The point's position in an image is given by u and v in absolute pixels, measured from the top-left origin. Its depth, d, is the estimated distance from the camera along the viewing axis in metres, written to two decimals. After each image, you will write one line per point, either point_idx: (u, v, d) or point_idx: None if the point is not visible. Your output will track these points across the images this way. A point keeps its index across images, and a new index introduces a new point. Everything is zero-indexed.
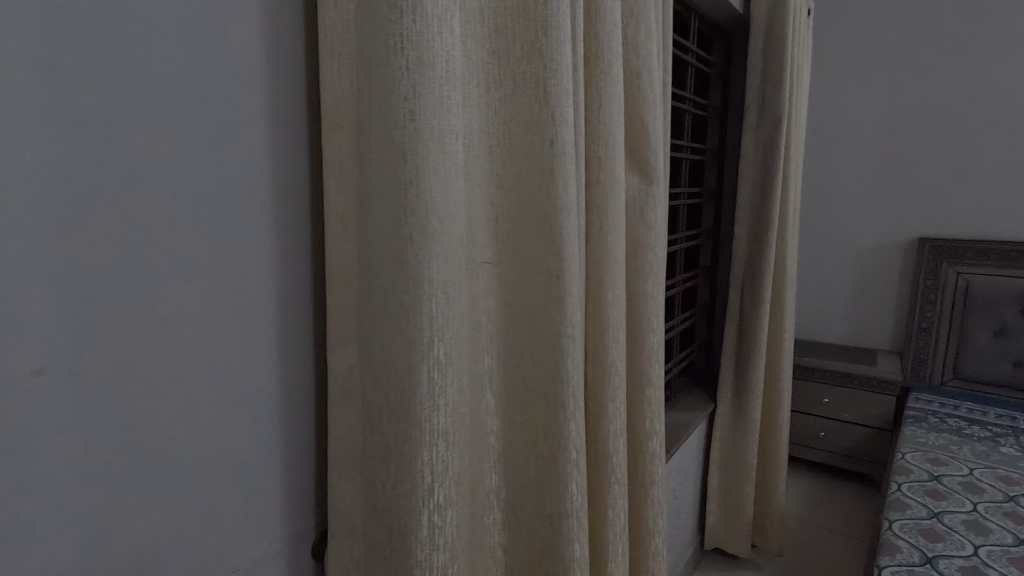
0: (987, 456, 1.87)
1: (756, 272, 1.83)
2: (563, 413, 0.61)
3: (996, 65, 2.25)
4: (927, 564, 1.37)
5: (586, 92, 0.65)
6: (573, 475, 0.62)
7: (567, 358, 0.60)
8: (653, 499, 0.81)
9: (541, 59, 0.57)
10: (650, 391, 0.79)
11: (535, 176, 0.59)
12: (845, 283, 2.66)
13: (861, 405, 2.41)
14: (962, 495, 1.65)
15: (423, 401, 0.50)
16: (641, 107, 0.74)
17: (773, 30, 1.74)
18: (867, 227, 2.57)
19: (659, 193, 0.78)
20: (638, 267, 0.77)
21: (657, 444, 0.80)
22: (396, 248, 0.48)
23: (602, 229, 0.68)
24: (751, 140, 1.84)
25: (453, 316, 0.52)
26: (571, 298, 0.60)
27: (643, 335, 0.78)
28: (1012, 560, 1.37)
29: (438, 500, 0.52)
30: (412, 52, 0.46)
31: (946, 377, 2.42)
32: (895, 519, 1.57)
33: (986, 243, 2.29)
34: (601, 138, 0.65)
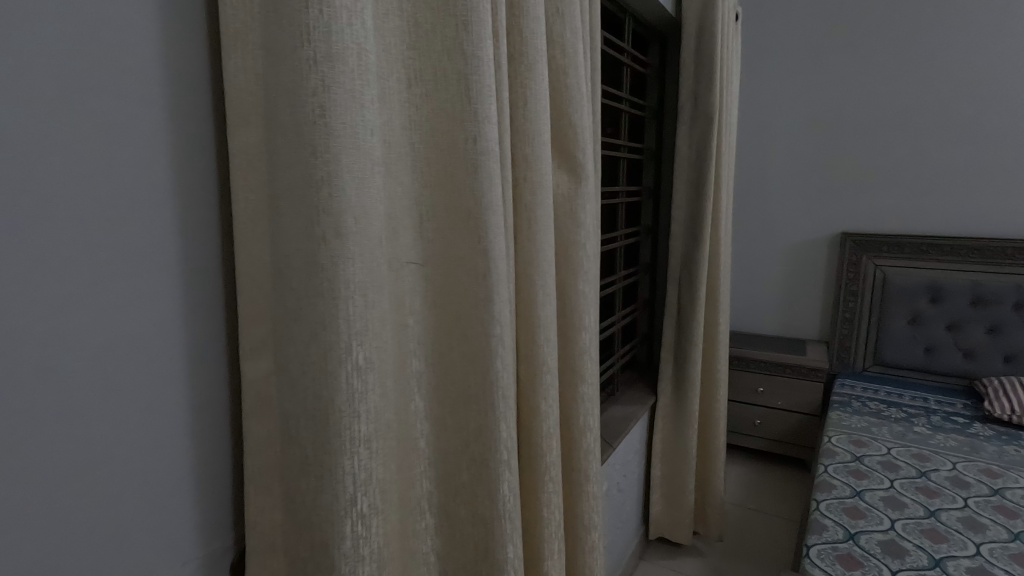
0: (902, 436, 2.01)
1: (692, 267, 1.89)
2: (494, 414, 0.61)
3: (906, 70, 2.42)
4: (850, 540, 1.46)
5: (511, 91, 0.65)
6: (505, 475, 0.62)
7: (496, 357, 0.60)
8: (589, 495, 0.81)
9: (462, 54, 0.56)
10: (583, 388, 0.79)
11: (459, 174, 0.58)
12: (776, 277, 2.78)
13: (792, 393, 2.54)
14: (881, 473, 1.77)
15: (342, 407, 0.48)
16: (568, 105, 0.74)
17: (703, 33, 1.80)
18: (795, 224, 2.71)
19: (589, 192, 0.79)
20: (569, 265, 0.77)
21: (591, 441, 0.80)
22: (310, 249, 0.46)
23: (531, 227, 0.67)
24: (686, 139, 1.90)
25: (373, 319, 0.50)
26: (499, 297, 0.59)
27: (576, 333, 0.79)
28: (925, 531, 1.48)
29: (362, 510, 0.50)
30: (320, 44, 0.44)
31: (867, 364, 2.58)
32: (822, 499, 1.66)
33: (901, 237, 2.46)
34: (527, 135, 0.65)
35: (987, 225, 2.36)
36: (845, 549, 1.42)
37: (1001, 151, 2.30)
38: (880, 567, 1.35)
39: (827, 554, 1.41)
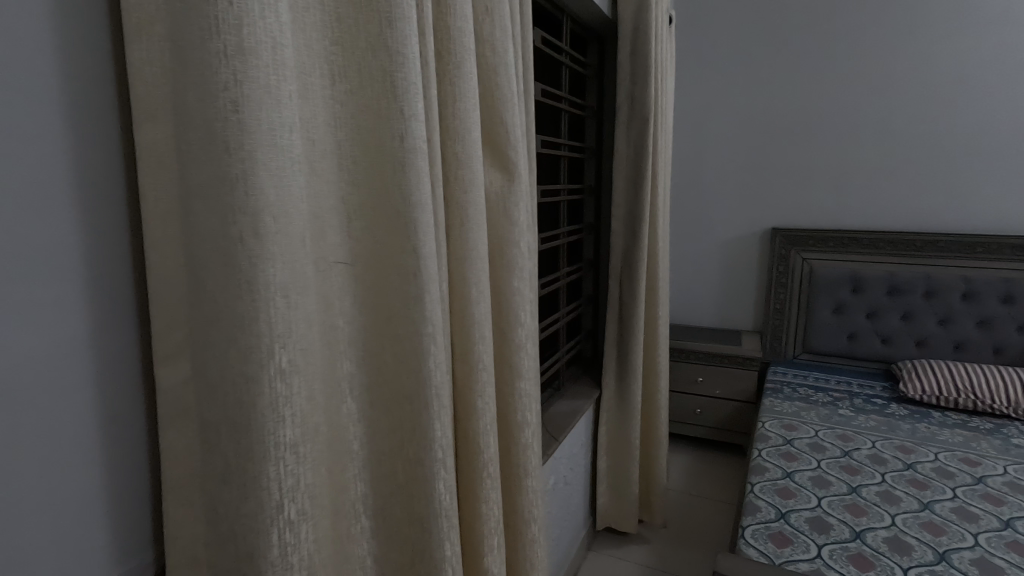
0: (828, 418, 2.14)
1: (632, 263, 1.94)
2: (428, 412, 0.61)
3: (826, 75, 2.56)
4: (782, 519, 1.54)
5: (440, 89, 0.65)
6: (440, 474, 0.62)
7: (429, 356, 0.60)
8: (529, 490, 0.82)
9: (387, 51, 0.55)
10: (521, 385, 0.80)
11: (388, 172, 0.57)
12: (713, 271, 2.90)
13: (729, 382, 2.66)
14: (809, 455, 1.88)
15: (265, 411, 0.47)
16: (499, 104, 0.74)
17: (638, 35, 1.85)
18: (729, 220, 2.83)
19: (522, 189, 0.79)
20: (503, 262, 0.78)
21: (530, 436, 0.81)
22: (226, 249, 0.45)
23: (463, 224, 0.67)
24: (623, 138, 1.94)
25: (297, 320, 0.49)
26: (430, 297, 0.59)
27: (512, 329, 0.79)
28: (848, 507, 1.58)
29: (290, 516, 0.49)
30: (230, 37, 0.42)
31: (797, 352, 2.73)
32: (756, 481, 1.74)
33: (824, 232, 2.61)
34: (457, 134, 0.66)
35: (900, 219, 2.54)
36: (777, 528, 1.50)
37: (910, 153, 2.48)
38: (808, 542, 1.44)
39: (761, 533, 1.49)
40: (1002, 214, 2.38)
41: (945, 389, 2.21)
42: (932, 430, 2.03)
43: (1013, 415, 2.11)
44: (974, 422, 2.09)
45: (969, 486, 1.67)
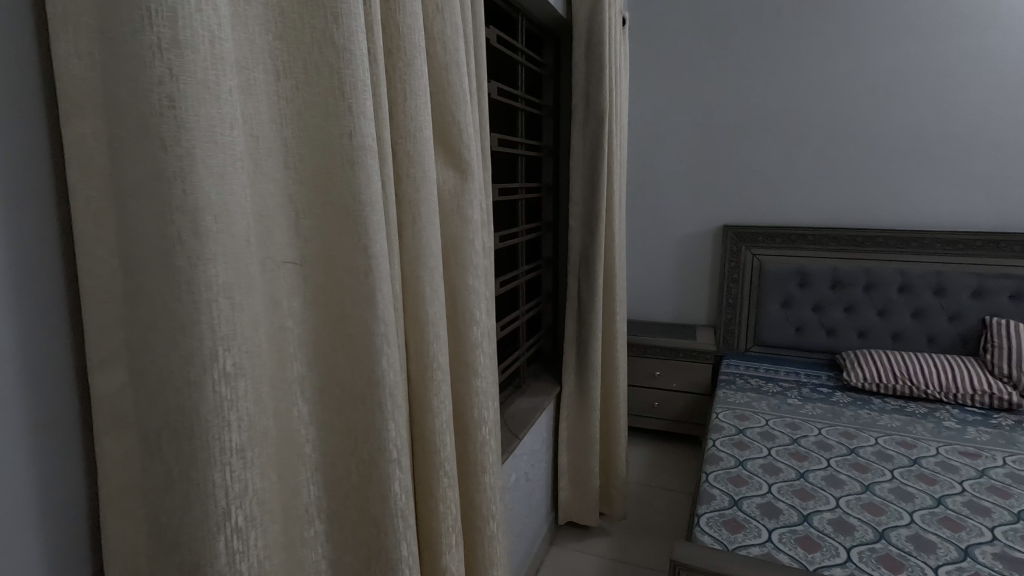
0: (778, 407, 2.23)
1: (590, 260, 1.97)
2: (382, 412, 0.60)
3: (773, 77, 2.66)
4: (734, 506, 1.59)
5: (390, 87, 0.64)
6: (395, 474, 0.62)
7: (381, 355, 0.59)
8: (487, 487, 0.83)
9: (334, 47, 0.54)
10: (477, 382, 0.80)
11: (337, 170, 0.57)
12: (669, 268, 2.98)
13: (685, 375, 2.73)
14: (760, 443, 1.95)
15: (209, 416, 0.46)
16: (451, 102, 0.74)
17: (593, 36, 1.87)
18: (683, 217, 2.90)
19: (476, 187, 0.79)
20: (458, 260, 0.77)
21: (488, 433, 0.82)
22: (164, 250, 0.43)
23: (416, 222, 0.67)
24: (580, 137, 1.96)
25: (242, 322, 0.47)
26: (382, 296, 0.59)
27: (468, 327, 0.79)
28: (796, 491, 1.65)
29: (237, 522, 0.48)
30: (164, 30, 0.41)
31: (749, 344, 2.83)
32: (710, 471, 1.80)
33: (773, 228, 2.71)
34: (408, 131, 0.65)
35: (842, 216, 2.66)
36: (731, 515, 1.56)
37: (851, 152, 2.60)
38: (759, 527, 1.50)
39: (715, 521, 1.54)
40: (934, 211, 2.52)
41: (885, 377, 2.33)
42: (873, 416, 2.14)
43: (945, 400, 2.24)
44: (910, 408, 2.21)
45: (905, 467, 1.77)
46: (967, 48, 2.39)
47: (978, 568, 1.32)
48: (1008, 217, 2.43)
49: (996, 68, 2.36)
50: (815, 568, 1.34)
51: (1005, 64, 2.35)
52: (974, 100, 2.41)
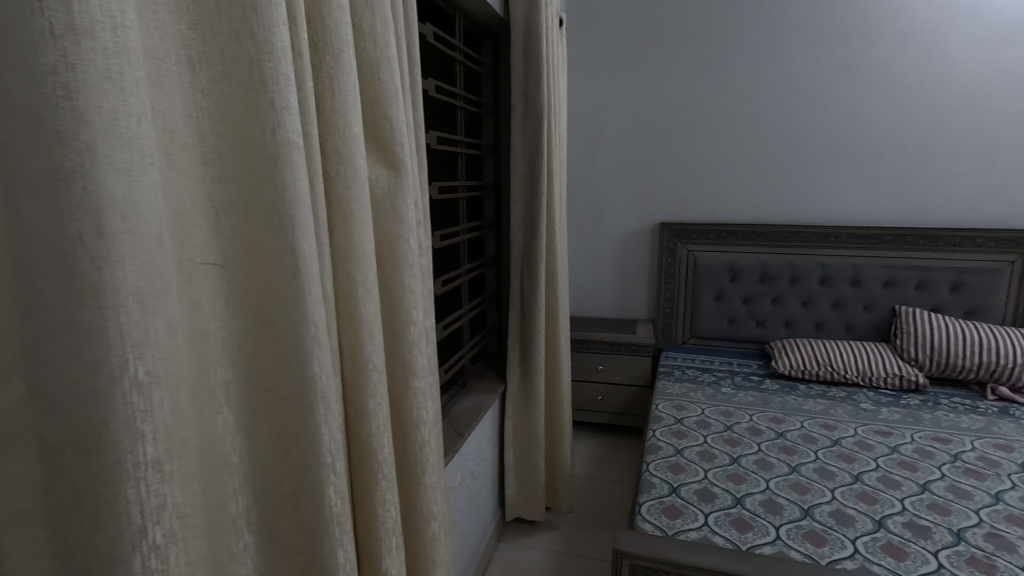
0: (713, 397, 2.33)
1: (531, 258, 1.99)
2: (314, 417, 0.58)
3: (704, 80, 2.76)
4: (673, 493, 1.65)
5: (317, 81, 0.62)
6: (330, 478, 0.60)
7: (313, 359, 0.58)
8: (428, 487, 0.82)
9: (253, 39, 0.52)
10: (416, 382, 0.79)
11: (260, 166, 0.54)
12: (610, 264, 3.05)
13: (627, 368, 2.81)
14: (697, 432, 2.03)
15: (120, 427, 0.43)
16: (383, 99, 0.73)
17: (530, 36, 1.89)
18: (622, 215, 2.98)
19: (410, 186, 0.78)
20: (393, 260, 0.76)
21: (427, 433, 0.81)
22: (61, 250, 0.40)
23: (347, 221, 0.65)
24: (519, 136, 1.97)
25: (155, 327, 0.45)
26: (312, 297, 0.57)
27: (404, 327, 0.78)
28: (730, 476, 1.73)
29: (155, 539, 0.45)
30: (55, 13, 0.37)
31: (686, 337, 2.95)
32: (651, 460, 1.86)
33: (706, 225, 2.83)
34: (337, 128, 0.63)
35: (769, 213, 2.80)
36: (669, 501, 1.62)
37: (776, 153, 2.74)
38: (696, 512, 1.56)
39: (656, 508, 1.59)
40: (851, 208, 2.70)
41: (809, 364, 2.48)
42: (799, 401, 2.28)
43: (862, 383, 2.41)
44: (832, 392, 2.36)
45: (828, 448, 1.89)
46: (879, 56, 2.55)
47: (891, 537, 1.43)
48: (914, 213, 2.63)
49: (903, 76, 2.54)
50: (747, 548, 1.41)
51: (911, 71, 2.53)
52: (882, 105, 2.59)
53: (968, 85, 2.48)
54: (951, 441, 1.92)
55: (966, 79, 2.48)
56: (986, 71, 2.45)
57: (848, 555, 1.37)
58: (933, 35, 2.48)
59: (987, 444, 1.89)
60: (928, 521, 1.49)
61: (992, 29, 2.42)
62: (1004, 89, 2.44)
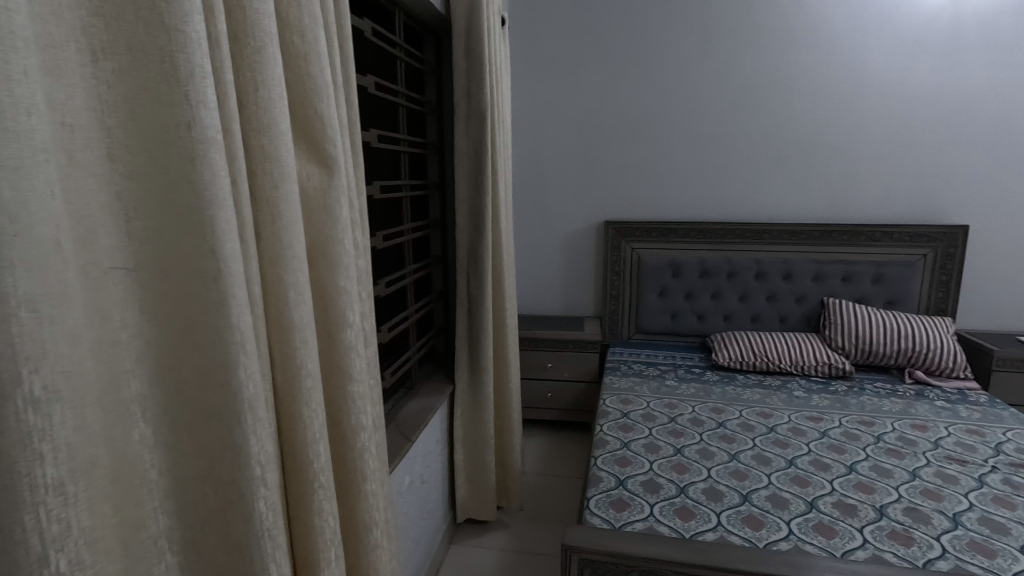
0: (657, 390, 2.40)
1: (477, 257, 1.98)
2: (241, 426, 0.56)
3: (644, 81, 2.83)
4: (620, 486, 1.69)
5: (239, 75, 0.59)
6: (260, 491, 0.57)
7: (239, 366, 0.55)
8: (368, 494, 0.80)
9: (164, 28, 0.49)
10: (354, 387, 0.77)
11: (176, 165, 0.51)
12: (557, 262, 3.09)
13: (575, 365, 2.84)
14: (642, 425, 2.08)
15: (15, 448, 0.39)
16: (312, 95, 0.70)
17: (472, 34, 1.88)
18: (568, 214, 3.02)
19: (343, 185, 0.76)
20: (325, 261, 0.74)
21: (367, 439, 0.79)
22: None
23: (275, 222, 0.63)
24: (463, 135, 1.96)
25: (54, 339, 0.41)
26: (237, 302, 0.55)
27: (340, 331, 0.75)
28: (675, 467, 1.78)
29: (60, 568, 0.41)
30: None
31: (631, 332, 3.02)
32: (599, 454, 1.89)
33: (648, 223, 2.90)
34: (262, 125, 0.61)
35: (707, 211, 2.91)
36: (616, 494, 1.65)
37: (713, 153, 2.84)
38: (642, 503, 1.60)
39: (603, 501, 1.62)
40: (782, 205, 2.83)
41: (746, 355, 2.59)
42: (737, 391, 2.37)
43: (795, 372, 2.54)
44: (768, 381, 2.48)
45: (764, 435, 1.98)
46: (806, 60, 2.68)
47: (821, 517, 1.52)
48: (839, 210, 2.79)
49: (828, 80, 2.68)
50: (690, 535, 1.46)
51: (836, 75, 2.67)
52: (810, 108, 2.72)
53: (886, 89, 2.64)
54: (874, 423, 2.06)
55: (883, 84, 2.64)
56: (901, 76, 2.62)
57: (783, 537, 1.44)
58: (853, 42, 2.63)
59: (905, 425, 2.03)
60: (855, 500, 1.59)
61: (907, 37, 2.59)
62: (916, 94, 2.62)
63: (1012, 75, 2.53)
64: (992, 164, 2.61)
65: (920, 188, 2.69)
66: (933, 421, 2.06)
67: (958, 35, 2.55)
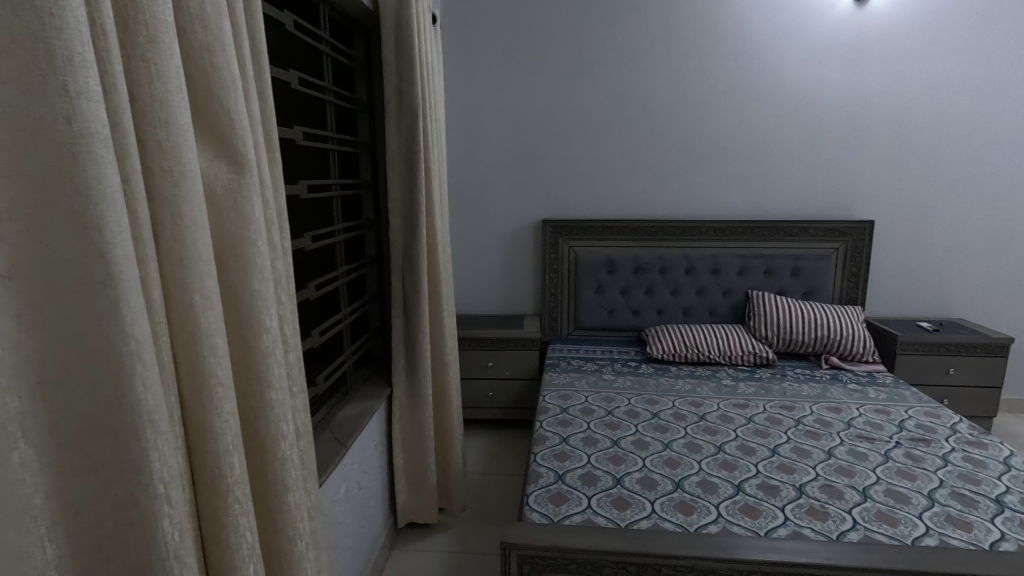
0: (595, 384, 2.45)
1: (413, 257, 1.95)
2: (142, 441, 0.52)
3: (576, 80, 2.88)
4: (559, 480, 1.71)
5: (129, 65, 0.55)
6: (164, 508, 0.54)
7: (137, 376, 0.52)
8: (290, 506, 0.77)
9: (35, 11, 0.44)
10: (272, 395, 0.74)
11: (55, 161, 0.47)
12: (496, 262, 3.10)
13: (516, 363, 2.86)
14: (580, 419, 2.12)
15: None
16: (217, 88, 0.66)
17: (402, 31, 1.84)
18: (504, 213, 3.03)
19: (256, 185, 0.72)
20: (237, 264, 0.70)
21: (289, 448, 0.76)
22: None
23: (176, 223, 0.59)
24: (395, 133, 1.92)
25: None
26: (132, 309, 0.51)
27: (256, 336, 0.72)
28: (611, 458, 1.82)
29: None
30: None
31: (570, 329, 3.07)
32: (538, 450, 1.90)
33: (583, 222, 2.96)
34: (159, 119, 0.57)
35: (640, 209, 2.99)
36: (555, 489, 1.67)
37: (644, 153, 2.93)
38: (580, 496, 1.63)
39: (543, 497, 1.63)
40: (709, 203, 2.96)
41: (679, 347, 2.69)
42: (670, 382, 2.46)
43: (723, 362, 2.66)
44: (699, 372, 2.58)
45: (695, 423, 2.06)
46: (727, 65, 2.81)
47: (747, 498, 1.60)
48: (761, 207, 2.94)
49: (746, 84, 2.82)
50: (626, 524, 1.50)
51: (754, 79, 2.82)
52: (732, 110, 2.85)
53: (800, 93, 2.81)
54: (795, 407, 2.18)
55: (797, 89, 2.81)
56: (812, 81, 2.79)
57: (712, 520, 1.51)
58: (770, 48, 2.78)
59: (822, 408, 2.17)
60: (777, 481, 1.68)
61: (817, 45, 2.76)
62: (826, 98, 2.80)
63: (906, 82, 2.76)
64: (892, 163, 2.84)
65: (832, 186, 2.89)
66: (846, 403, 2.22)
67: (861, 44, 2.75)
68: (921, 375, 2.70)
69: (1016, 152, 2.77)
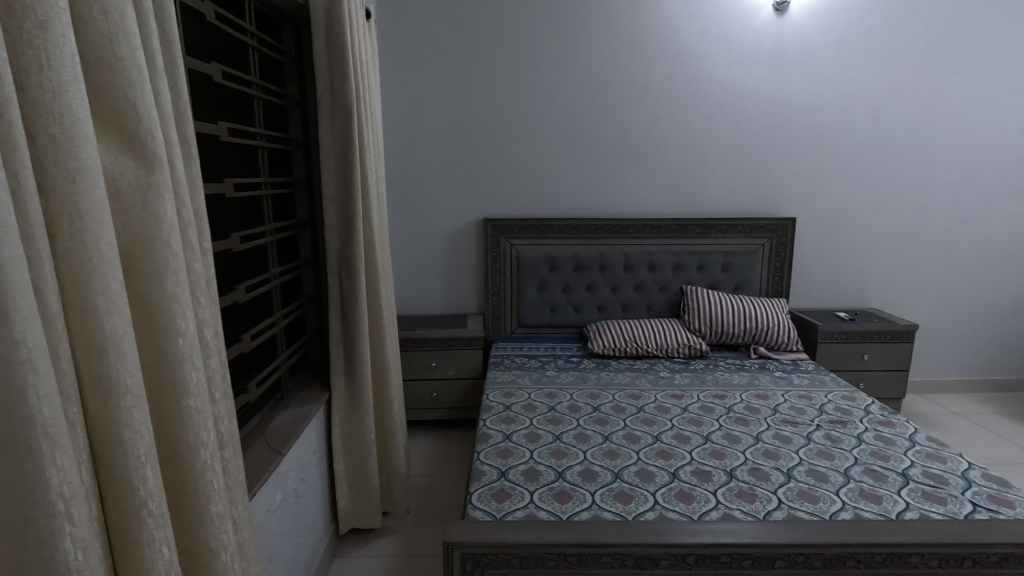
0: (538, 381, 2.47)
1: (349, 257, 1.91)
2: (38, 455, 0.49)
3: (515, 80, 2.90)
4: (502, 477, 1.72)
5: (16, 52, 0.51)
6: (64, 526, 0.51)
7: (30, 387, 0.48)
8: (213, 516, 0.74)
9: None
10: (190, 403, 0.71)
11: None
12: (438, 261, 3.08)
13: (459, 363, 2.85)
14: (523, 416, 2.14)
15: None
16: (122, 80, 0.63)
17: (333, 25, 1.80)
18: (446, 213, 3.02)
19: (167, 183, 0.69)
20: (148, 266, 0.67)
21: (210, 457, 0.73)
22: None
23: (74, 222, 0.55)
24: (328, 130, 1.87)
25: None
26: (20, 313, 0.47)
27: (170, 341, 0.69)
28: (553, 454, 1.85)
29: None
30: None
31: (514, 327, 3.09)
32: (481, 449, 1.90)
33: (525, 221, 2.99)
34: (51, 111, 0.53)
35: (580, 207, 3.05)
36: (498, 486, 1.68)
37: (582, 152, 2.99)
38: (523, 492, 1.65)
39: (485, 494, 1.64)
40: (645, 202, 3.05)
41: (618, 343, 2.77)
42: (611, 376, 2.52)
43: (660, 355, 2.76)
44: (637, 365, 2.66)
45: (634, 415, 2.12)
46: (660, 68, 2.91)
47: (681, 485, 1.66)
48: (693, 206, 3.07)
49: (678, 87, 2.93)
50: (567, 517, 1.53)
51: (685, 82, 2.93)
52: (665, 112, 2.95)
53: (728, 97, 2.94)
54: (726, 396, 2.29)
55: (726, 92, 2.94)
56: (738, 85, 2.93)
57: (649, 507, 1.56)
58: (700, 53, 2.90)
59: (751, 396, 2.29)
60: (709, 466, 1.76)
61: (742, 52, 2.90)
62: (751, 102, 2.95)
63: (823, 90, 2.94)
64: (812, 164, 3.02)
65: (758, 186, 3.05)
66: (773, 390, 2.35)
67: (781, 52, 2.91)
68: (840, 362, 2.89)
69: (918, 154, 3.01)
